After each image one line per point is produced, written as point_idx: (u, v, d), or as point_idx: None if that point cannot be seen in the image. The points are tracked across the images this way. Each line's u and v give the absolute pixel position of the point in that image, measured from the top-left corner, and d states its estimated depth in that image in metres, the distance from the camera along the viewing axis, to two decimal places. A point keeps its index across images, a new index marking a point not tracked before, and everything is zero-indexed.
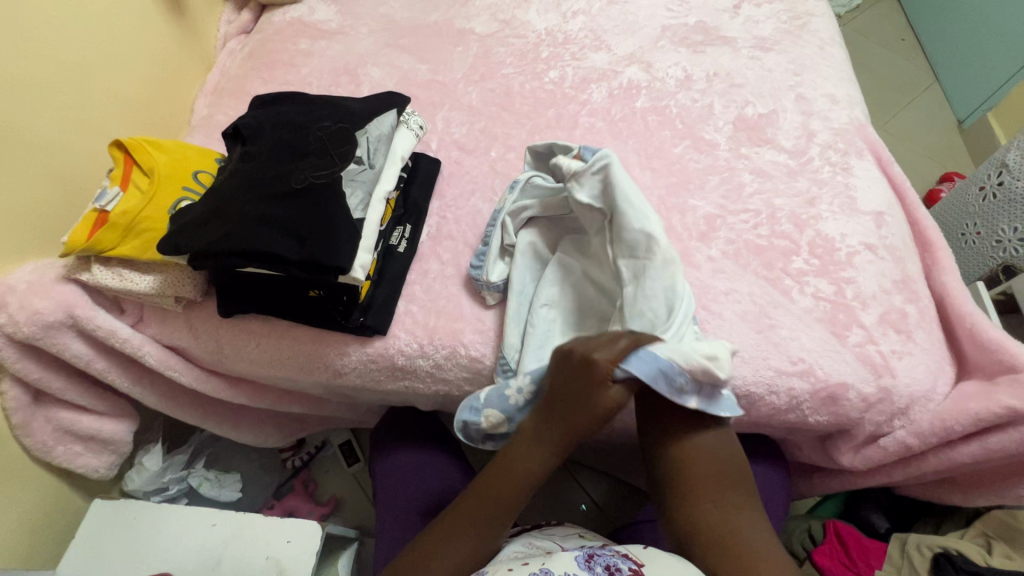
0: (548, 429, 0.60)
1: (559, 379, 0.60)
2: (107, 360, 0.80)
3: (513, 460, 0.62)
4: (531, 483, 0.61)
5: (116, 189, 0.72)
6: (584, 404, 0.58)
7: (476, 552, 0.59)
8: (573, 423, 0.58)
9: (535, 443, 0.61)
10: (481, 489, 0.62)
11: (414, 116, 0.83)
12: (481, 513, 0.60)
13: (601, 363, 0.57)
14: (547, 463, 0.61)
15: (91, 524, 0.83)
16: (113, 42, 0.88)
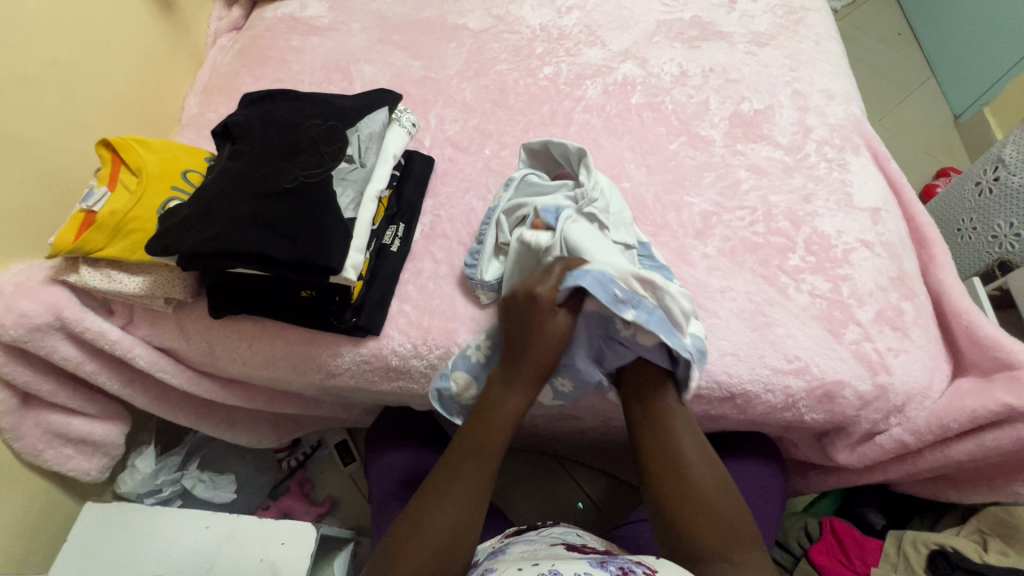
0: (513, 374, 0.64)
1: (510, 325, 0.64)
2: (97, 362, 0.79)
3: (491, 410, 0.64)
4: (510, 425, 0.63)
5: (104, 189, 0.71)
6: (536, 330, 0.62)
7: (476, 500, 0.60)
8: (529, 351, 0.63)
9: (508, 385, 0.64)
10: (465, 440, 0.63)
11: (406, 113, 0.82)
12: (469, 460, 0.61)
13: (544, 294, 0.61)
14: (518, 396, 0.64)
15: (83, 528, 0.82)
16: (100, 40, 0.87)
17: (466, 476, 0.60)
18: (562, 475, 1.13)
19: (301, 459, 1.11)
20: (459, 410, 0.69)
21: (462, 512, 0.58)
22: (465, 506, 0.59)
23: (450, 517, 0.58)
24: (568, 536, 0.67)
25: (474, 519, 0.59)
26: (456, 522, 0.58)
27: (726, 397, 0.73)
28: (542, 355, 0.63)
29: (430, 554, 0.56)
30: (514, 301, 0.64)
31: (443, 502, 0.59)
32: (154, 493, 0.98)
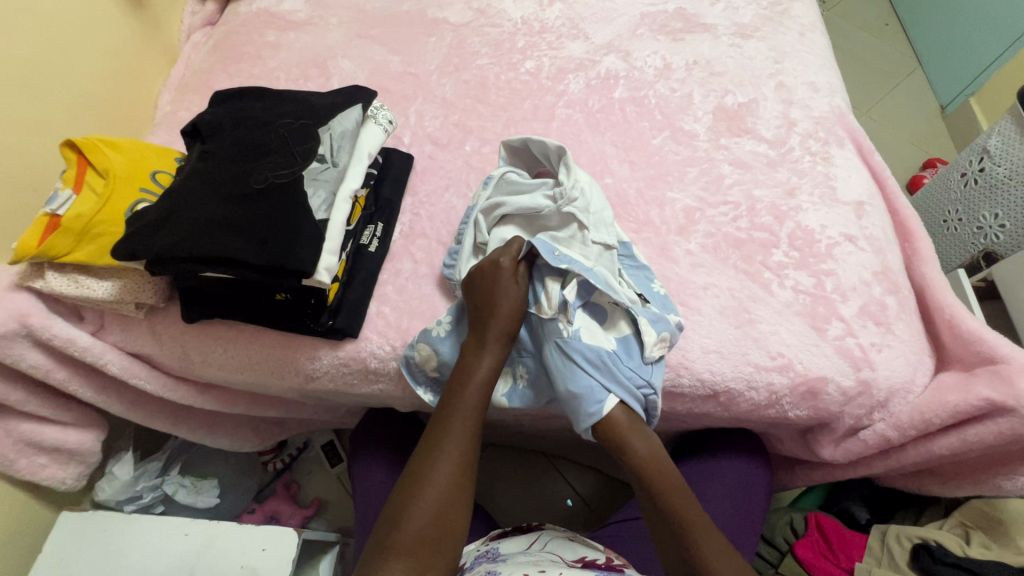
0: (485, 335, 0.64)
1: (475, 295, 0.66)
2: (68, 370, 0.77)
3: (467, 363, 0.63)
4: (488, 386, 0.62)
5: (68, 192, 0.69)
6: (499, 291, 0.64)
7: (468, 459, 0.58)
8: (495, 316, 0.64)
9: (483, 346, 0.64)
10: (449, 399, 0.62)
11: (382, 109, 0.80)
12: (455, 423, 0.60)
13: (506, 264, 0.65)
14: (494, 352, 0.63)
15: (60, 538, 0.81)
16: (67, 36, 0.84)
17: (454, 436, 0.58)
18: (550, 472, 1.12)
19: (288, 461, 1.09)
20: (425, 379, 0.71)
21: (460, 476, 0.57)
22: (459, 469, 0.57)
23: (445, 480, 0.56)
24: (562, 548, 0.65)
25: (470, 479, 0.57)
26: (454, 486, 0.56)
27: (709, 395, 0.73)
28: (507, 314, 0.64)
29: (431, 521, 0.53)
30: (474, 272, 0.67)
31: (438, 466, 0.56)
32: (135, 500, 0.96)
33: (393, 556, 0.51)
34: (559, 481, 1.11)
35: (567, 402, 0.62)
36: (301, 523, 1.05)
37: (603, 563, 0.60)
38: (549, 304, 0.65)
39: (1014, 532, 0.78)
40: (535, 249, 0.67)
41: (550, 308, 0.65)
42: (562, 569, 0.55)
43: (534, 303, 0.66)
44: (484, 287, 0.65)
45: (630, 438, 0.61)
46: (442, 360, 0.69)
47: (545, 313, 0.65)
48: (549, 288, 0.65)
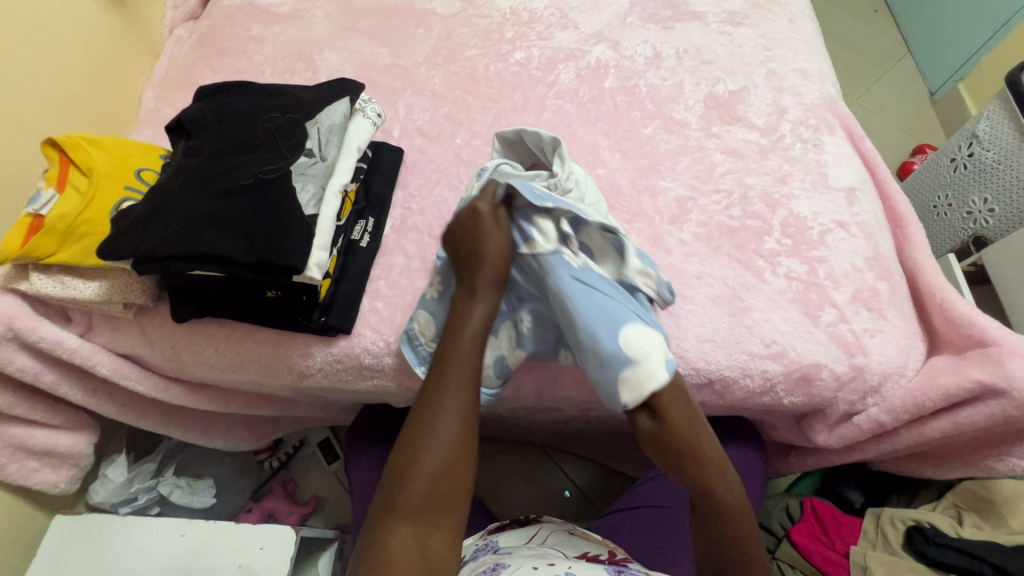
0: (474, 287, 0.65)
1: (462, 244, 0.67)
2: (57, 373, 0.76)
3: (461, 316, 0.64)
4: (481, 334, 0.63)
5: (51, 192, 0.68)
6: (484, 237, 0.65)
7: (467, 411, 0.59)
8: (481, 262, 0.64)
9: (472, 296, 0.64)
10: (444, 355, 0.62)
11: (370, 103, 0.78)
12: (451, 379, 0.60)
13: (484, 208, 0.66)
14: (484, 300, 0.64)
15: (53, 543, 0.80)
16: (47, 34, 0.82)
17: (452, 393, 0.59)
18: (548, 463, 1.12)
19: (284, 459, 1.09)
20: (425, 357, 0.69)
21: (458, 431, 0.58)
22: (458, 425, 0.58)
23: (446, 438, 0.57)
24: (563, 543, 0.65)
25: (470, 434, 0.59)
26: (456, 443, 0.57)
27: (704, 382, 0.73)
28: (495, 259, 0.64)
29: (436, 467, 0.56)
30: (460, 224, 0.67)
31: (437, 425, 0.57)
32: (129, 503, 0.96)
33: (404, 506, 0.54)
34: (557, 473, 1.11)
35: (603, 349, 0.58)
36: (300, 521, 1.05)
37: (606, 558, 0.61)
38: (544, 236, 0.64)
39: (1005, 510, 0.79)
40: (513, 189, 0.66)
41: (546, 241, 0.64)
42: (569, 561, 0.55)
43: (526, 242, 0.65)
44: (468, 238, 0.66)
45: (722, 484, 0.57)
46: (438, 322, 0.69)
47: (541, 248, 0.63)
48: (540, 225, 0.64)
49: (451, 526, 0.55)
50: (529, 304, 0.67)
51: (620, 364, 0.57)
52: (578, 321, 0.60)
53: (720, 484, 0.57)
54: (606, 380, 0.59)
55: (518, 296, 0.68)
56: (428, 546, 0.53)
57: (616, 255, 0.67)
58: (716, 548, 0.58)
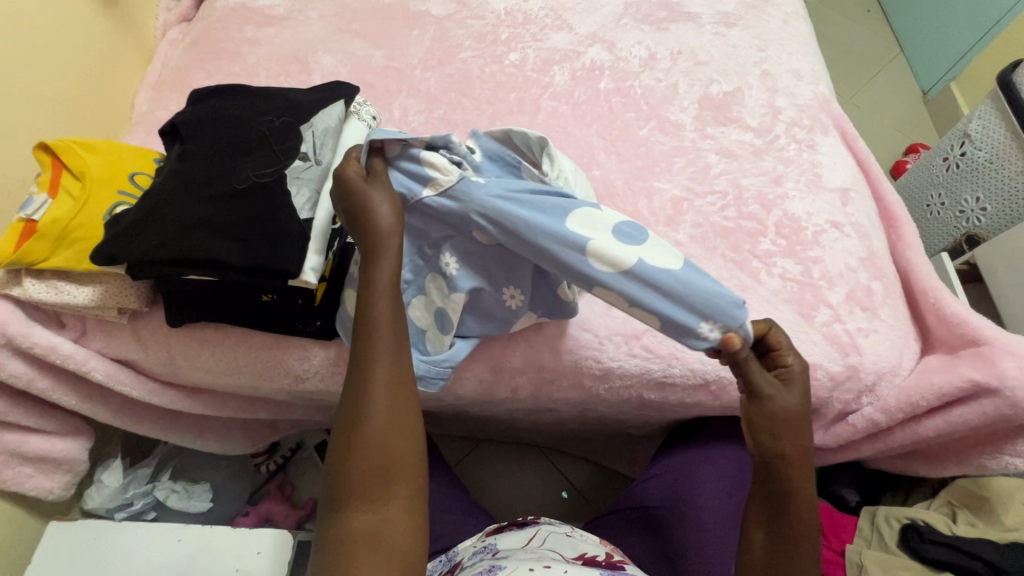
0: (376, 240, 0.57)
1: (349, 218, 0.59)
2: (51, 379, 0.75)
3: (378, 270, 0.56)
4: (392, 293, 0.56)
5: (44, 197, 0.67)
6: (365, 203, 0.57)
7: (400, 374, 0.54)
8: (370, 231, 0.57)
9: (374, 254, 0.57)
10: (364, 318, 0.55)
11: (366, 105, 0.78)
12: (376, 342, 0.54)
13: (351, 175, 0.59)
14: (391, 253, 0.57)
15: (47, 550, 0.79)
16: (39, 36, 0.82)
17: (380, 361, 0.53)
18: (545, 464, 1.13)
19: (280, 462, 1.08)
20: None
21: (393, 397, 0.53)
22: (392, 390, 0.53)
23: (382, 409, 0.52)
24: (561, 544, 0.65)
25: (409, 396, 0.54)
26: (394, 412, 0.53)
27: (700, 383, 0.73)
28: (384, 221, 0.57)
29: (374, 454, 0.51)
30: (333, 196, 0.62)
31: (371, 397, 0.52)
32: (125, 507, 0.95)
33: (353, 506, 0.50)
34: (554, 474, 1.11)
35: (596, 256, 0.53)
36: (297, 524, 1.04)
37: (603, 559, 0.61)
38: (439, 171, 0.61)
39: (1000, 509, 0.79)
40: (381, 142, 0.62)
41: (445, 175, 0.61)
42: (566, 565, 0.55)
43: (426, 184, 0.61)
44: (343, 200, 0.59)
45: (803, 483, 0.51)
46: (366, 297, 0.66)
47: (446, 184, 0.60)
48: (428, 161, 0.61)
49: (410, 511, 0.51)
50: (449, 247, 0.65)
51: (622, 262, 0.52)
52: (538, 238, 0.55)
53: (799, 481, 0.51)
54: (640, 302, 0.52)
55: (432, 245, 0.66)
56: (390, 538, 0.49)
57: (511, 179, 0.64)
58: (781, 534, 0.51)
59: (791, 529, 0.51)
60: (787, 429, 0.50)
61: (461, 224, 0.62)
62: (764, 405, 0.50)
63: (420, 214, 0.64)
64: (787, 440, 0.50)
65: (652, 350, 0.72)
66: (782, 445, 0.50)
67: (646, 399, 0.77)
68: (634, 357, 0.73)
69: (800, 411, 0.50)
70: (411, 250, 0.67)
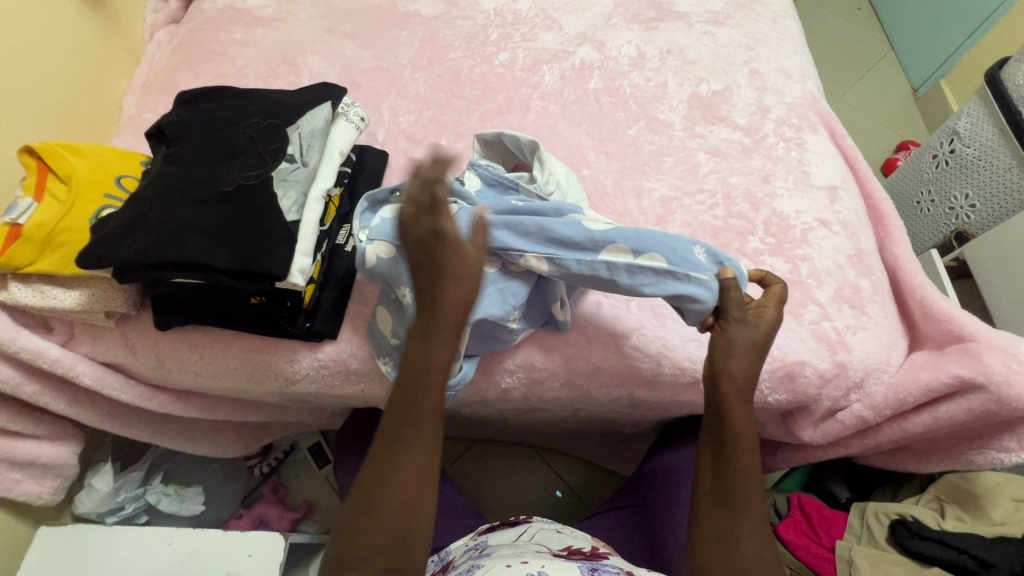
0: (435, 323, 0.56)
1: (426, 272, 0.55)
2: (39, 383, 0.75)
3: (429, 357, 0.56)
4: (438, 379, 0.57)
5: (29, 200, 0.66)
6: (444, 266, 0.54)
7: (427, 460, 0.55)
8: (433, 296, 0.55)
9: (428, 336, 0.56)
10: (407, 397, 0.56)
11: (354, 106, 0.77)
12: (413, 424, 0.55)
13: (448, 234, 0.53)
14: (448, 342, 0.57)
15: (36, 555, 0.79)
16: (26, 38, 0.81)
17: (414, 443, 0.54)
18: (540, 464, 1.13)
19: (274, 464, 1.09)
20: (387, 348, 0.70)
21: (416, 478, 0.53)
22: (418, 471, 0.54)
23: (403, 487, 0.53)
24: (549, 539, 0.65)
25: (430, 479, 0.54)
26: (414, 492, 0.53)
27: (690, 381, 0.73)
28: (450, 299, 0.55)
29: (387, 541, 0.50)
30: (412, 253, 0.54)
31: (393, 475, 0.53)
32: (116, 511, 0.94)
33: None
34: (549, 474, 1.12)
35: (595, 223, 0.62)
36: (290, 526, 1.04)
37: (587, 551, 0.61)
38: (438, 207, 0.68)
39: (986, 503, 0.81)
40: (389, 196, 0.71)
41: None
42: (545, 559, 0.54)
43: None
44: (430, 267, 0.54)
45: (741, 410, 0.58)
46: (396, 328, 0.68)
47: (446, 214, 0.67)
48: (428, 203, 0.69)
49: None
50: None
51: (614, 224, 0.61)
52: (535, 228, 0.62)
53: (738, 406, 0.58)
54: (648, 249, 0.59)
55: None
56: None
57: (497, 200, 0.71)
58: (721, 490, 0.57)
59: (739, 456, 0.57)
60: (750, 352, 0.58)
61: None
62: (727, 330, 0.58)
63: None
64: (736, 358, 0.57)
65: (641, 349, 0.72)
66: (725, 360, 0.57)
67: (636, 398, 0.77)
68: (623, 357, 0.73)
69: (759, 338, 0.58)
70: None
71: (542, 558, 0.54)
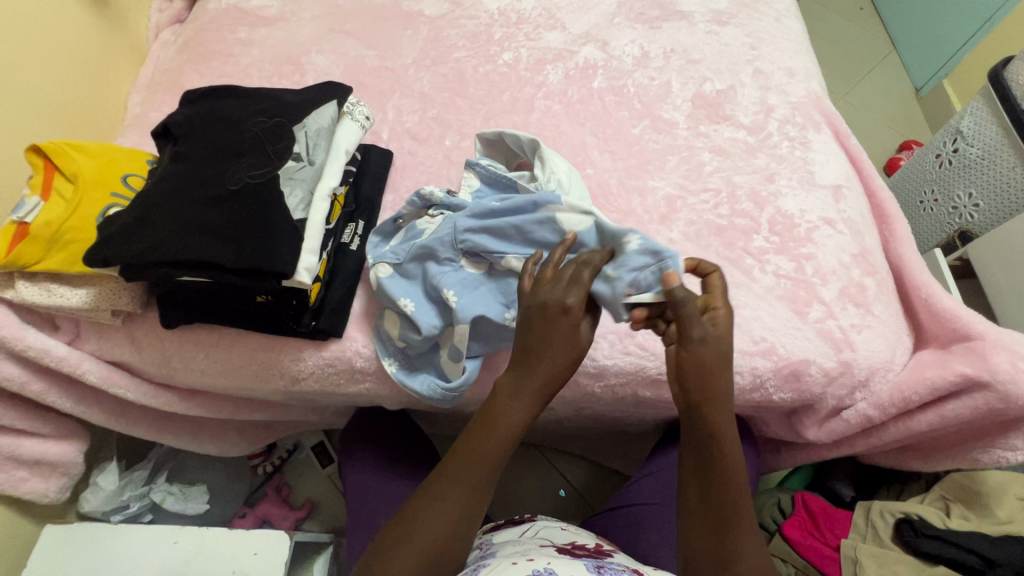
0: (522, 387, 0.56)
1: (531, 334, 0.55)
2: (45, 382, 0.75)
3: (503, 416, 0.56)
4: (514, 437, 0.57)
5: (36, 199, 0.67)
6: (553, 338, 0.54)
7: (470, 509, 0.56)
8: (534, 365, 0.55)
9: (515, 396, 0.56)
10: (473, 447, 0.56)
11: (358, 105, 0.78)
12: (467, 472, 0.56)
13: (573, 308, 0.54)
14: (526, 407, 0.56)
15: (42, 553, 0.79)
16: (32, 37, 0.82)
17: (463, 490, 0.55)
18: (544, 463, 1.13)
19: (278, 463, 1.09)
20: (393, 349, 0.72)
21: (456, 523, 0.55)
22: (459, 518, 0.55)
23: (441, 529, 0.54)
24: (554, 534, 0.66)
25: (469, 528, 0.55)
26: (449, 535, 0.54)
27: None
28: (548, 373, 0.55)
29: (421, 565, 0.53)
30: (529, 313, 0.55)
31: (434, 513, 0.54)
32: (121, 510, 0.95)
33: None
34: (552, 473, 1.12)
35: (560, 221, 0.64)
36: (294, 525, 1.04)
37: (592, 547, 0.62)
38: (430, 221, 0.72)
39: (992, 501, 0.81)
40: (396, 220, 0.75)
41: (434, 225, 0.72)
42: (551, 557, 0.54)
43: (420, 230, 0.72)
44: (545, 339, 0.54)
45: (728, 430, 0.54)
46: (401, 330, 0.70)
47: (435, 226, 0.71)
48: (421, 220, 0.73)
49: None
50: (444, 280, 0.67)
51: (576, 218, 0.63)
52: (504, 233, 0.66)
53: (724, 424, 0.53)
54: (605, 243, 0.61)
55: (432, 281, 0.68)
56: None
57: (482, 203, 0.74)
58: (708, 512, 0.54)
59: (727, 480, 0.54)
60: (717, 365, 0.53)
61: (455, 254, 0.68)
62: (691, 352, 0.53)
63: (417, 258, 0.70)
64: (713, 376, 0.52)
65: (646, 347, 0.73)
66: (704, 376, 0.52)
67: (641, 397, 0.77)
68: (628, 356, 0.73)
69: (721, 348, 0.53)
70: (422, 289, 0.70)
71: (547, 556, 0.54)
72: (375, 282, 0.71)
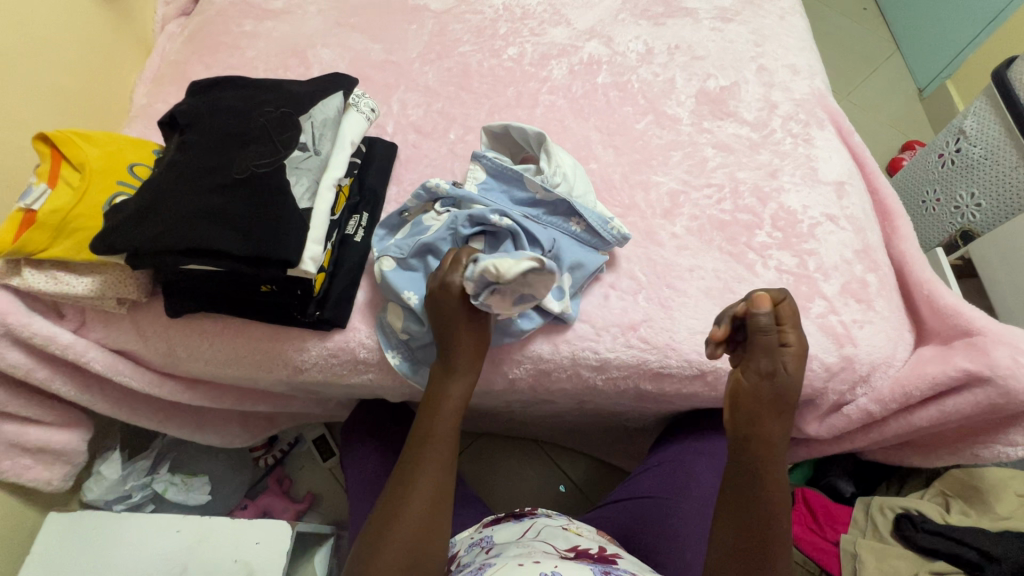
0: (450, 364, 0.65)
1: (436, 314, 0.65)
2: (49, 368, 0.75)
3: (441, 394, 0.64)
4: (457, 410, 0.64)
5: (43, 186, 0.67)
6: (457, 313, 0.63)
7: (441, 487, 0.59)
8: (459, 340, 0.64)
9: (448, 374, 0.65)
10: (423, 427, 0.63)
11: (364, 97, 0.79)
12: (428, 451, 0.61)
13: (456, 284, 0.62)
14: (460, 381, 0.65)
15: (46, 540, 0.80)
16: (38, 28, 0.82)
17: (427, 468, 0.59)
18: (544, 459, 1.13)
19: (279, 456, 1.08)
20: (396, 341, 0.73)
21: (430, 504, 0.58)
22: (433, 496, 0.58)
23: (418, 511, 0.57)
24: (555, 535, 0.66)
25: (444, 505, 0.59)
26: (427, 515, 0.57)
27: (696, 373, 0.73)
28: (470, 348, 0.65)
29: (405, 554, 0.54)
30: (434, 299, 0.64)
31: (410, 498, 0.57)
32: (124, 499, 0.95)
33: None
34: (553, 468, 1.12)
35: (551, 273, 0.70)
36: (295, 517, 1.05)
37: (596, 552, 0.61)
38: (434, 219, 0.73)
39: (991, 498, 0.81)
40: (404, 212, 0.76)
41: (439, 222, 0.72)
42: (556, 560, 0.54)
43: (424, 226, 0.72)
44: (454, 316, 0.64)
45: (775, 465, 0.58)
46: (406, 321, 0.70)
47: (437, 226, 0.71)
48: (427, 215, 0.74)
49: None
50: None
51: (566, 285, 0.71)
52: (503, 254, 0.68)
53: (773, 466, 0.58)
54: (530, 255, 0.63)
55: None
56: None
57: (486, 200, 0.73)
58: (752, 534, 0.56)
59: (768, 511, 0.56)
60: (772, 405, 0.58)
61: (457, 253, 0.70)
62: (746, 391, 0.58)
63: (419, 254, 0.70)
64: (768, 415, 0.58)
65: (648, 340, 0.72)
66: (762, 417, 0.58)
67: (643, 390, 0.77)
68: (632, 349, 0.73)
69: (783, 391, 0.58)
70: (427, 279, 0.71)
71: (552, 558, 0.54)
72: (378, 274, 0.71)
